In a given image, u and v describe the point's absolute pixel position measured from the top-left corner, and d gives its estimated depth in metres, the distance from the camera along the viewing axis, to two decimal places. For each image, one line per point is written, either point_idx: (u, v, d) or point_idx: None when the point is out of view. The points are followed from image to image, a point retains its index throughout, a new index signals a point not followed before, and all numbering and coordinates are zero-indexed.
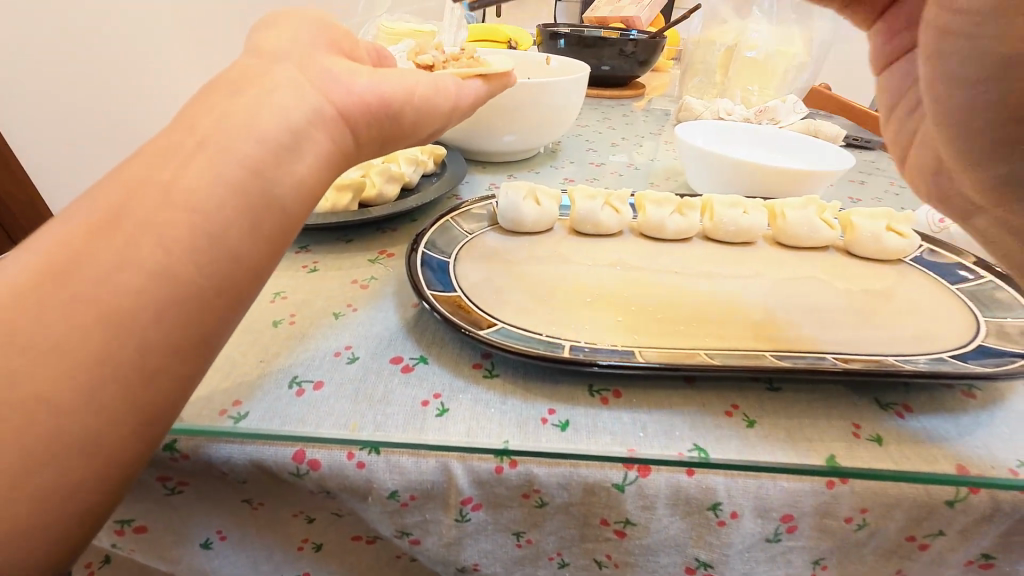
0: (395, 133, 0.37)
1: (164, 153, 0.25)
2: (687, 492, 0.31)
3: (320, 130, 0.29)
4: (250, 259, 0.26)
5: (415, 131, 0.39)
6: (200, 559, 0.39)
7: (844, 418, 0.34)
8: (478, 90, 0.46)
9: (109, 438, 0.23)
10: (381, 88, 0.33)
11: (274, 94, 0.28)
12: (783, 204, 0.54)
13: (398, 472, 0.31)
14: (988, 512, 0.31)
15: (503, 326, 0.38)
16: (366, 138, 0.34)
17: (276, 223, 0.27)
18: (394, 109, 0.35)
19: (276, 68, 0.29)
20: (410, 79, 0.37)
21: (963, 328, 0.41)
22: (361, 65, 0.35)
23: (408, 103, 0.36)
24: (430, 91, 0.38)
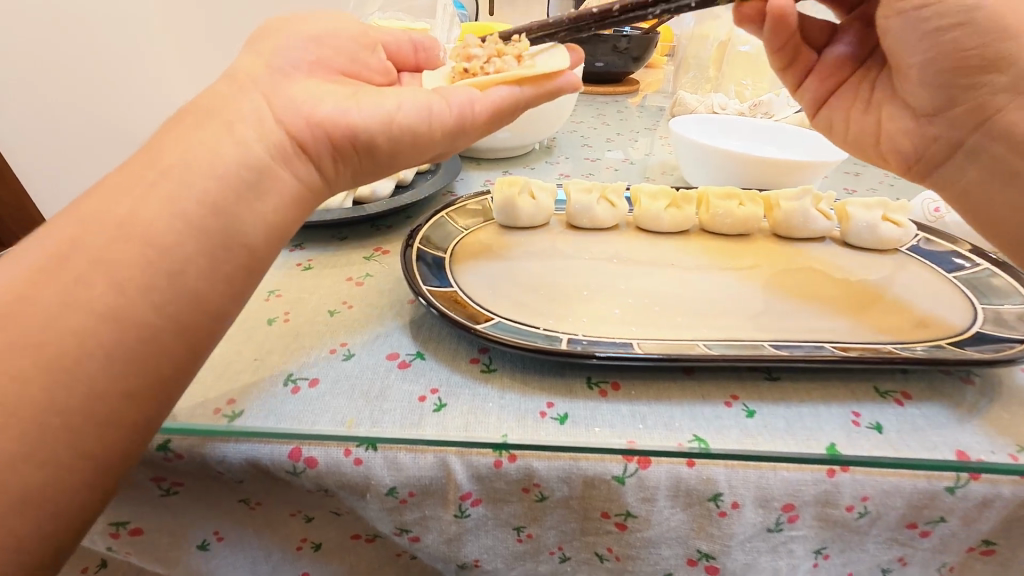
0: (368, 162, 0.37)
1: (131, 184, 0.27)
2: (687, 483, 0.31)
3: (282, 167, 0.31)
4: (221, 291, 0.28)
5: (397, 160, 0.38)
6: (197, 561, 0.39)
7: (843, 407, 0.34)
8: (502, 100, 0.42)
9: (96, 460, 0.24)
10: (348, 115, 0.34)
11: (236, 128, 0.30)
12: (779, 194, 0.54)
13: (397, 468, 0.31)
14: (989, 499, 0.31)
15: (501, 320, 0.38)
16: (334, 171, 0.35)
17: (250, 260, 0.29)
18: (365, 141, 0.35)
19: (244, 98, 0.31)
20: (390, 106, 0.36)
21: (960, 315, 0.41)
22: (342, 92, 0.36)
23: (383, 135, 0.35)
24: (417, 119, 0.37)
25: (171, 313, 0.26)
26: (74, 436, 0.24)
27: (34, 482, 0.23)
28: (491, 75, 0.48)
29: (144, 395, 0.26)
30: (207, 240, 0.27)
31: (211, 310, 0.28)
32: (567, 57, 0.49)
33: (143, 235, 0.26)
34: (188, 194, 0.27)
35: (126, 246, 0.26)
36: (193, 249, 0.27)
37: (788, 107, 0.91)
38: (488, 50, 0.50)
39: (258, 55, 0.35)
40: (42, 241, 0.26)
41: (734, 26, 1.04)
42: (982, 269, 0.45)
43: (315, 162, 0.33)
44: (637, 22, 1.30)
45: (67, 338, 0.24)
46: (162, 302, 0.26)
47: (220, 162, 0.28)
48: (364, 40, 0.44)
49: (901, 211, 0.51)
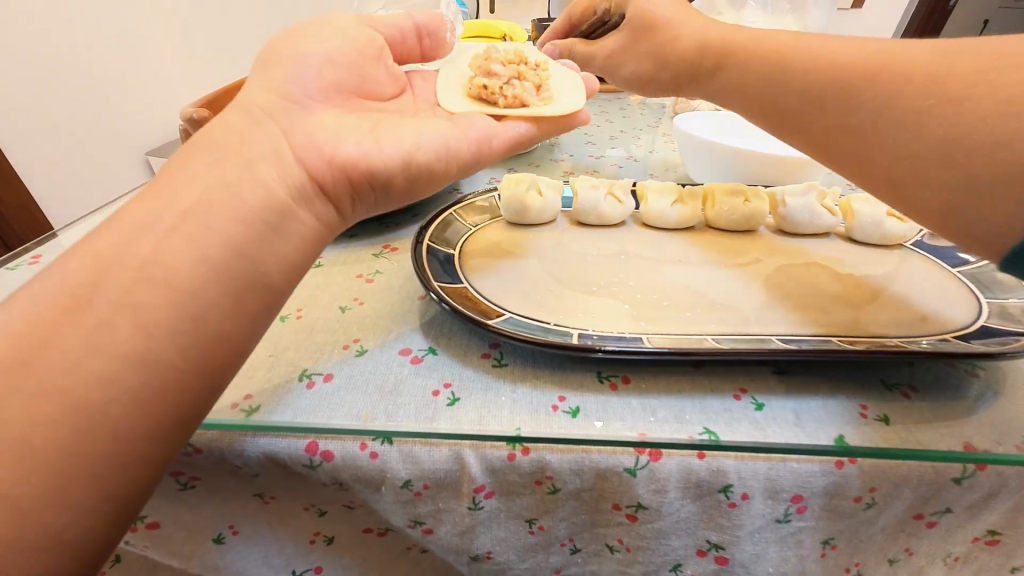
0: (383, 195, 0.38)
1: (149, 226, 0.27)
2: (698, 475, 0.31)
3: (302, 206, 0.32)
4: (245, 291, 0.29)
5: (412, 193, 0.40)
6: (213, 555, 0.39)
7: (851, 400, 0.34)
8: (519, 135, 0.45)
9: (126, 452, 0.25)
10: (367, 154, 0.34)
11: (259, 167, 0.30)
12: (783, 191, 0.54)
13: (412, 462, 0.32)
14: (995, 490, 0.32)
15: (511, 316, 0.38)
16: (351, 208, 0.36)
17: (270, 259, 0.30)
18: (381, 180, 0.36)
19: (258, 132, 0.32)
20: (410, 144, 0.37)
21: (965, 309, 0.41)
22: (363, 125, 0.37)
23: (400, 174, 0.36)
24: (434, 158, 0.38)
25: (194, 350, 0.27)
26: (90, 473, 0.24)
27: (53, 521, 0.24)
28: (508, 98, 0.51)
29: (176, 433, 0.27)
30: (236, 279, 0.28)
31: (233, 346, 0.29)
32: (582, 95, 0.53)
33: (170, 279, 0.26)
34: (215, 234, 0.28)
35: (152, 290, 0.26)
36: (222, 289, 0.28)
37: None
38: (509, 71, 0.52)
39: (265, 81, 0.35)
40: (58, 280, 0.26)
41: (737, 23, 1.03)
42: (986, 264, 0.46)
43: (334, 201, 0.34)
44: None
45: (92, 381, 0.25)
46: (187, 338, 0.27)
47: (237, 202, 0.29)
48: (372, 54, 0.43)
49: None
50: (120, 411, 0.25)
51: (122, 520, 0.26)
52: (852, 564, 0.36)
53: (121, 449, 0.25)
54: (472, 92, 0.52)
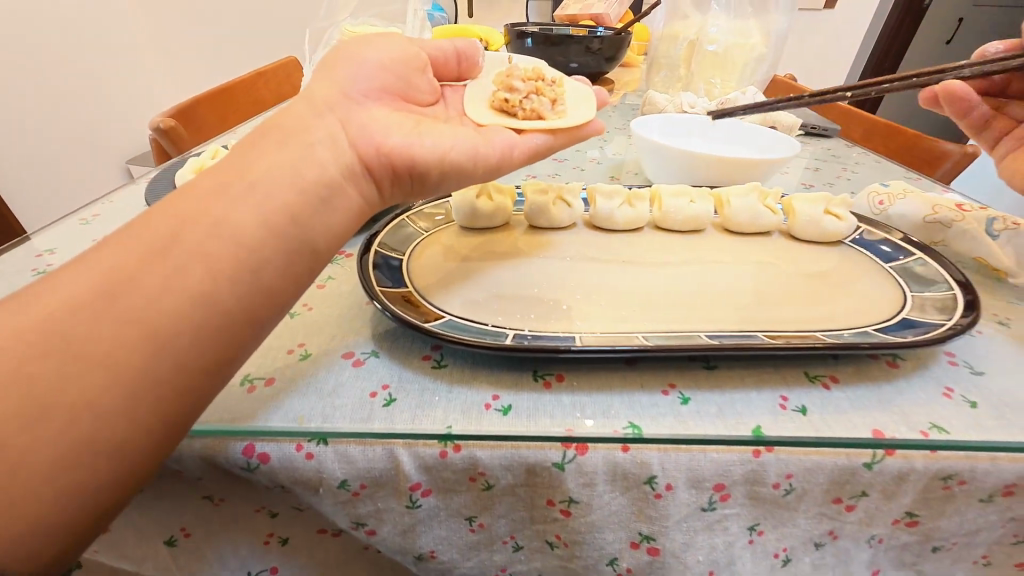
0: (418, 187, 0.40)
1: (196, 196, 0.30)
2: (623, 467, 0.33)
3: (350, 184, 0.35)
4: (229, 267, 0.29)
5: (443, 186, 0.42)
6: (165, 557, 0.40)
7: (772, 391, 0.36)
8: (537, 147, 0.46)
9: (115, 422, 0.26)
10: (410, 146, 0.37)
11: (317, 149, 0.34)
12: (728, 192, 0.56)
13: (347, 461, 0.33)
14: (904, 472, 0.33)
15: (450, 318, 0.39)
16: (389, 194, 0.39)
17: (258, 237, 0.30)
18: (419, 171, 0.38)
19: (319, 122, 0.35)
20: (446, 142, 0.39)
21: (890, 303, 0.43)
22: (407, 121, 0.40)
23: (436, 168, 0.39)
24: (466, 157, 0.40)
25: (245, 304, 0.29)
26: (151, 401, 0.27)
27: (115, 442, 0.26)
28: (525, 111, 0.51)
29: (163, 406, 0.27)
30: (246, 250, 0.29)
31: (277, 303, 0.31)
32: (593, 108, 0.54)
33: (235, 235, 0.29)
34: (273, 200, 0.31)
35: (211, 249, 0.29)
36: (277, 252, 0.31)
37: (753, 105, 0.93)
38: (529, 85, 0.52)
39: (326, 82, 0.38)
40: (122, 240, 0.29)
41: (702, 26, 1.06)
42: (913, 260, 0.48)
43: (377, 183, 0.37)
44: (611, 23, 1.32)
45: (152, 321, 0.27)
46: (242, 292, 0.29)
47: (290, 174, 0.32)
48: (416, 63, 0.44)
49: (842, 205, 0.53)
50: (178, 351, 0.27)
51: (116, 488, 0.26)
52: (781, 549, 0.38)
53: (174, 383, 0.27)
54: (495, 105, 0.52)
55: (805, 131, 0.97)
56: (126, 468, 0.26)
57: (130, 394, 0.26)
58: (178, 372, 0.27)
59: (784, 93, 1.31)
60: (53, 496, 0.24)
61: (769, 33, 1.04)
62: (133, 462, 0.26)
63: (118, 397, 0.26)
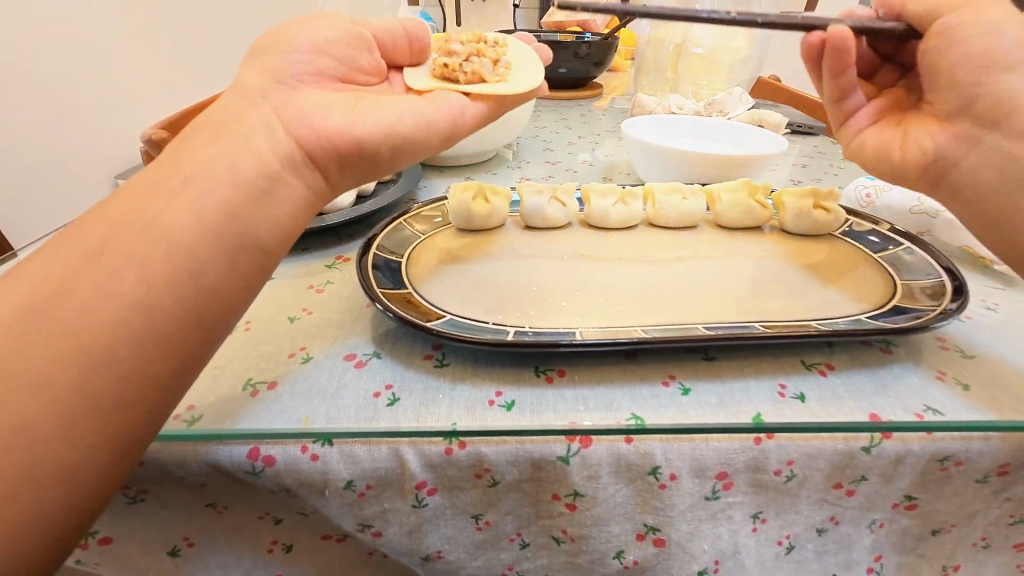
0: (371, 166, 0.40)
1: (153, 193, 0.31)
2: (627, 458, 0.33)
3: (291, 173, 0.35)
4: (173, 265, 0.29)
5: (397, 163, 0.42)
6: (169, 567, 0.40)
7: (771, 379, 0.36)
8: (482, 114, 0.47)
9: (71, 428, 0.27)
10: (353, 126, 0.37)
11: (252, 139, 0.34)
12: (719, 188, 0.57)
13: (353, 461, 0.33)
14: (901, 455, 0.34)
15: (451, 317, 0.40)
16: (339, 178, 0.39)
17: (191, 235, 0.30)
18: (368, 150, 0.38)
19: (252, 112, 0.35)
20: (390, 117, 0.39)
21: (882, 291, 0.44)
22: (347, 99, 0.39)
23: (385, 143, 0.39)
24: (415, 129, 0.40)
25: (191, 304, 0.30)
26: (102, 404, 0.27)
27: (88, 446, 0.27)
28: (468, 74, 0.50)
29: (111, 407, 0.28)
30: (188, 252, 0.30)
31: (234, 297, 0.32)
32: (538, 73, 0.54)
33: (173, 237, 0.30)
34: (214, 197, 0.31)
35: (157, 247, 0.29)
36: (220, 249, 0.31)
37: (740, 105, 0.95)
38: (468, 48, 0.51)
39: (261, 69, 0.38)
40: (84, 232, 0.29)
41: (687, 29, 1.08)
42: (902, 249, 0.49)
43: (323, 169, 0.37)
44: (598, 29, 1.34)
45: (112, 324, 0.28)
46: (191, 291, 0.30)
47: (236, 170, 0.32)
48: (364, 42, 0.45)
49: (832, 199, 0.54)
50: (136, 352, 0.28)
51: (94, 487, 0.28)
52: (784, 537, 0.38)
53: (126, 384, 0.28)
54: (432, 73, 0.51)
55: (791, 130, 0.99)
56: (99, 466, 0.27)
57: (100, 392, 0.27)
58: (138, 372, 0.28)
59: (771, 95, 1.33)
60: (33, 497, 0.26)
61: (753, 35, 1.06)
62: (97, 461, 0.27)
63: (84, 398, 0.27)
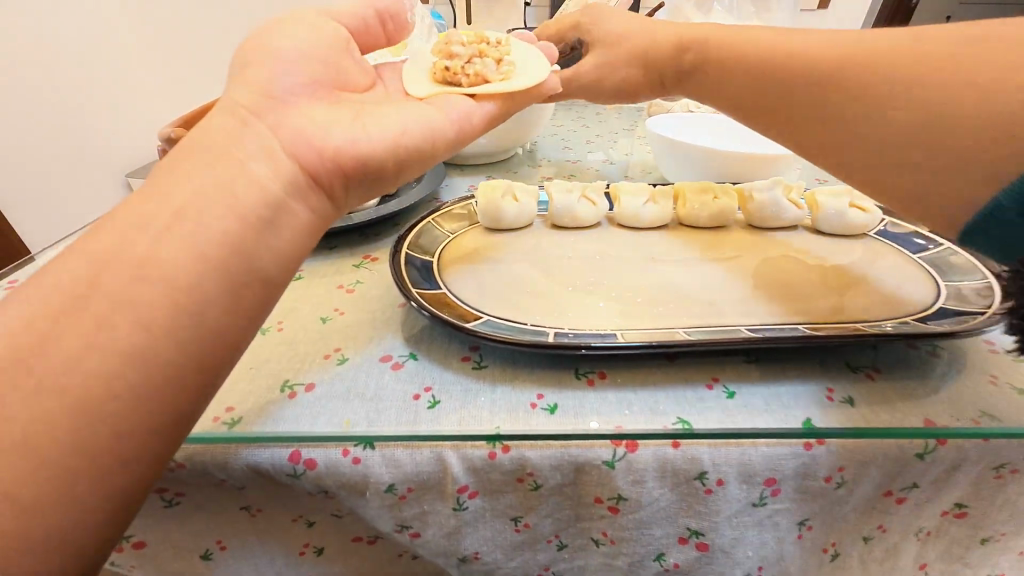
0: (377, 182, 0.38)
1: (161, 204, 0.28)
2: (674, 463, 0.32)
3: (296, 199, 0.32)
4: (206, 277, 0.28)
5: (403, 178, 0.41)
6: (201, 569, 0.39)
7: (819, 384, 0.36)
8: (491, 115, 0.48)
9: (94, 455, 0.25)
10: (355, 142, 0.36)
11: (250, 166, 0.31)
12: (751, 187, 0.56)
13: (395, 465, 0.32)
14: (957, 462, 0.33)
15: (488, 318, 0.39)
16: (345, 198, 0.37)
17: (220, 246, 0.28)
18: (372, 165, 0.37)
19: (245, 130, 0.32)
20: (392, 132, 0.38)
21: (925, 292, 0.43)
22: (345, 117, 0.38)
23: (390, 159, 0.38)
24: (416, 143, 0.39)
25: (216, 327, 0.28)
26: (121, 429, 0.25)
27: (101, 477, 0.25)
28: (470, 76, 0.51)
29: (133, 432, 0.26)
30: (220, 261, 0.28)
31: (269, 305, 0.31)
32: (542, 70, 0.53)
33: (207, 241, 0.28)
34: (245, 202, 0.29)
35: (198, 246, 0.28)
36: (248, 261, 0.29)
37: None
38: (469, 49, 0.53)
39: (250, 82, 0.35)
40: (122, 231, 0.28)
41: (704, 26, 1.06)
42: (942, 249, 0.48)
43: (329, 190, 0.35)
44: None
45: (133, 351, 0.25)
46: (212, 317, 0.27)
47: (241, 190, 0.29)
48: (341, 45, 0.44)
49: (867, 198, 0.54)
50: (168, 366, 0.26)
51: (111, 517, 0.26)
52: (829, 544, 0.37)
53: (150, 406, 0.26)
54: (433, 76, 0.52)
55: None
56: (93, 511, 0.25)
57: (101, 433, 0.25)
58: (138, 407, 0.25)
59: None
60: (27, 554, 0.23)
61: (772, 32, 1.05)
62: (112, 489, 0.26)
63: (84, 437, 0.25)
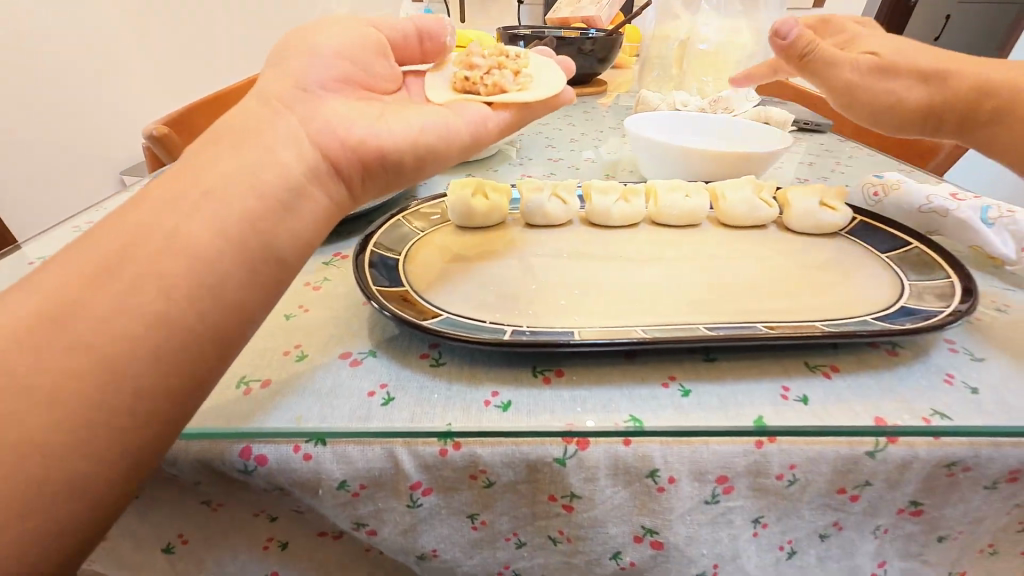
0: (394, 176, 0.39)
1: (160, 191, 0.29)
2: (625, 460, 0.33)
3: (316, 186, 0.33)
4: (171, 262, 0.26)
5: (420, 174, 0.41)
6: (164, 563, 0.40)
7: (773, 382, 0.36)
8: (507, 122, 0.47)
9: (86, 440, 0.24)
10: (379, 135, 0.36)
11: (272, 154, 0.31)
12: (723, 185, 0.57)
13: (346, 462, 0.32)
14: (907, 460, 0.33)
15: (447, 316, 0.39)
16: (362, 191, 0.38)
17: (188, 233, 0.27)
18: (392, 160, 0.37)
19: (277, 121, 0.33)
20: (415, 127, 0.38)
21: (888, 292, 0.43)
22: (371, 110, 0.38)
23: (410, 155, 0.38)
24: (438, 139, 0.40)
25: (211, 319, 0.27)
26: (107, 414, 0.24)
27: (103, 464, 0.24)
28: (489, 86, 0.50)
29: (124, 424, 0.25)
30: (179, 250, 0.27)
31: None
32: (562, 83, 0.52)
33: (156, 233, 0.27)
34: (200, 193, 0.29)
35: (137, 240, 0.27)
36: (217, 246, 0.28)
37: (745, 102, 0.94)
38: (489, 61, 0.52)
39: (280, 75, 0.36)
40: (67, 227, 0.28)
41: (692, 25, 1.06)
42: (910, 248, 0.48)
43: (348, 180, 0.35)
44: (603, 25, 1.32)
45: (116, 342, 0.25)
46: (203, 309, 0.27)
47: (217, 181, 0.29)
48: (375, 48, 0.44)
49: (837, 197, 0.54)
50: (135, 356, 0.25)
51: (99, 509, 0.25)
52: (786, 541, 0.38)
53: (141, 393, 0.25)
54: (455, 87, 0.51)
55: (797, 126, 0.97)
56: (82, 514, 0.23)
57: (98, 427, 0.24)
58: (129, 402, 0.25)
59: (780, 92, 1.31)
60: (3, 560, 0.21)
61: (760, 31, 1.04)
62: (106, 481, 0.25)
63: (68, 425, 0.23)
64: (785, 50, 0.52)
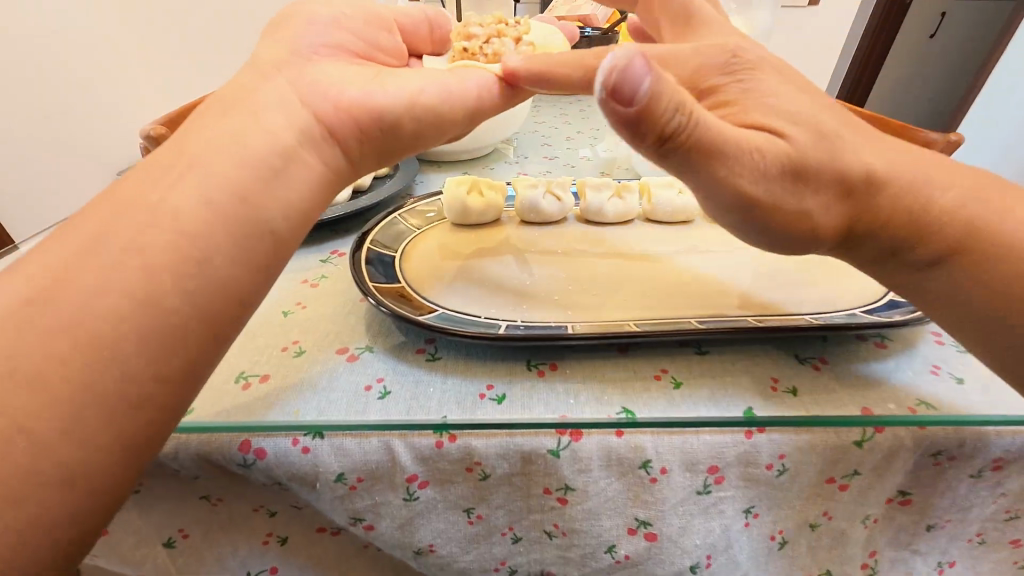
0: (392, 139, 0.37)
1: (160, 170, 0.28)
2: (618, 452, 0.33)
3: (310, 167, 0.32)
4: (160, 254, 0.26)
5: (420, 140, 0.39)
6: (163, 559, 0.40)
7: (764, 373, 0.36)
8: (507, 93, 0.45)
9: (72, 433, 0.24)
10: (369, 97, 0.35)
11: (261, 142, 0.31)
12: None
13: (344, 455, 0.33)
14: (894, 450, 0.34)
15: (443, 311, 0.40)
16: (359, 156, 0.36)
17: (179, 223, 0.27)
18: (388, 121, 0.36)
19: (270, 100, 0.33)
20: (411, 86, 0.37)
21: (877, 285, 0.44)
22: (365, 75, 0.37)
23: (405, 115, 0.36)
24: (437, 99, 0.38)
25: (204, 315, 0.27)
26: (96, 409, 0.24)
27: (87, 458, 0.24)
28: (488, 56, 0.53)
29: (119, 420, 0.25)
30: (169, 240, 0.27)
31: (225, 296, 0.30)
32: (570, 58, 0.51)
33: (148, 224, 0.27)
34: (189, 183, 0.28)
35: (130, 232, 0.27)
36: None
37: None
38: (489, 30, 0.54)
39: (275, 55, 0.36)
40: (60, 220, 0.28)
41: None
42: None
43: (341, 144, 0.35)
44: (601, 24, 1.33)
45: (117, 328, 0.25)
46: (203, 299, 0.27)
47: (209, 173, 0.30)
48: (379, 25, 0.44)
49: None
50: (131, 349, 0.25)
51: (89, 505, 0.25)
52: (777, 531, 0.38)
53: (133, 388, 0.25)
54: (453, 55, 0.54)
55: None
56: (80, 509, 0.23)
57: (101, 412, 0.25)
58: (129, 387, 0.25)
59: None
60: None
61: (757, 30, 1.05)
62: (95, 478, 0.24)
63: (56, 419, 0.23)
64: (637, 123, 0.27)
